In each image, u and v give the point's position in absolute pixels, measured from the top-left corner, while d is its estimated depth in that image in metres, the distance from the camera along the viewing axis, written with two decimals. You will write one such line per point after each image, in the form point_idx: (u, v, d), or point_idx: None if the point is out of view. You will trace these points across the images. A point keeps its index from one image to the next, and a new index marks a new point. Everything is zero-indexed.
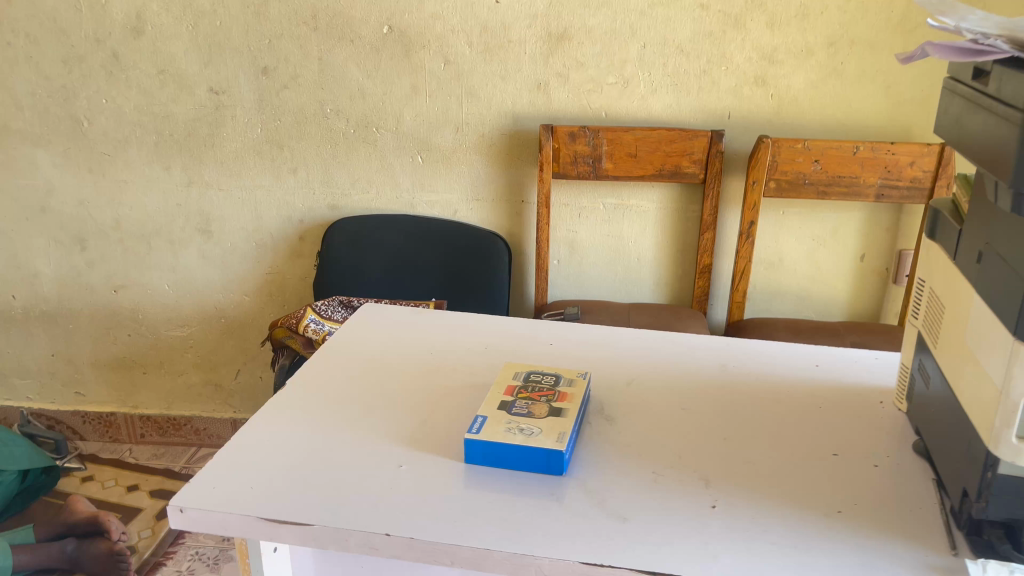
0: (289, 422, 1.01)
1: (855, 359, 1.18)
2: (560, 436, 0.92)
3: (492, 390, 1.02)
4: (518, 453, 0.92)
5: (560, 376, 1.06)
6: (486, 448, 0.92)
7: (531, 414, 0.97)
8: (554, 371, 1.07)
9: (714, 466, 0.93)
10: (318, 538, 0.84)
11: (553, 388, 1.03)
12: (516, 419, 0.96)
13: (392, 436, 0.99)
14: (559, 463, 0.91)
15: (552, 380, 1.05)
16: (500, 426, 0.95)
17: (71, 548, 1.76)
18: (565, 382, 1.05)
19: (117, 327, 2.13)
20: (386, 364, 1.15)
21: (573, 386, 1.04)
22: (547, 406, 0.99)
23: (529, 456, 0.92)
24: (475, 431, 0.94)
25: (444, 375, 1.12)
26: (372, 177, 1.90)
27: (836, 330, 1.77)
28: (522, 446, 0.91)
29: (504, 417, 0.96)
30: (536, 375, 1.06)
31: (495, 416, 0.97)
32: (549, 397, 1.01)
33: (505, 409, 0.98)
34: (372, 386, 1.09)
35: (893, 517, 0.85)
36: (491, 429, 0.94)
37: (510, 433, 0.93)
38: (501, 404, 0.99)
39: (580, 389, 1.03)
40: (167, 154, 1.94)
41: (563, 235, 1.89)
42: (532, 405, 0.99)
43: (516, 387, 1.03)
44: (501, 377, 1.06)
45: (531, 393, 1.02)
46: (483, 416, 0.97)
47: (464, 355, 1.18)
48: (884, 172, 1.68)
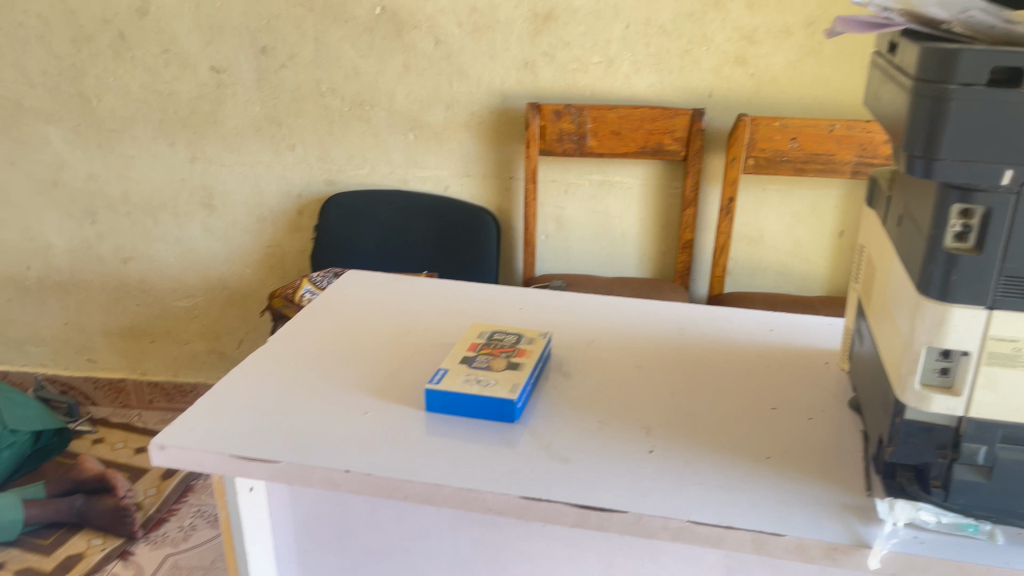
0: (267, 374, 1.09)
1: (809, 324, 1.24)
2: (513, 387, 1.00)
3: (456, 346, 1.10)
4: (474, 402, 0.99)
5: (522, 334, 1.13)
6: (445, 398, 1.00)
7: (489, 368, 1.04)
8: (517, 330, 1.14)
9: (658, 416, 1.00)
10: (286, 475, 0.91)
11: (513, 344, 1.10)
12: (475, 372, 1.03)
13: (361, 387, 1.06)
14: (512, 412, 0.98)
15: (514, 337, 1.12)
16: (459, 377, 1.02)
17: (80, 504, 1.87)
18: (526, 340, 1.12)
19: (125, 296, 2.23)
20: (362, 324, 1.22)
21: (533, 343, 1.11)
22: (505, 361, 1.06)
23: (483, 405, 0.99)
24: (435, 382, 1.01)
25: (416, 335, 1.19)
26: (367, 153, 1.98)
27: (812, 304, 1.82)
28: (477, 396, 0.98)
29: (463, 370, 1.04)
30: (499, 333, 1.13)
31: (456, 369, 1.04)
32: (509, 353, 1.08)
33: (466, 363, 1.05)
34: (348, 344, 1.16)
35: (817, 463, 0.92)
36: (451, 380, 1.01)
37: (467, 383, 1.00)
38: (463, 359, 1.07)
39: (541, 346, 1.10)
40: (172, 131, 2.03)
41: (551, 211, 1.96)
42: (491, 360, 1.06)
43: (479, 344, 1.10)
44: (467, 335, 1.13)
45: (492, 349, 1.09)
46: (444, 368, 1.04)
47: (437, 317, 1.25)
48: (859, 149, 1.73)
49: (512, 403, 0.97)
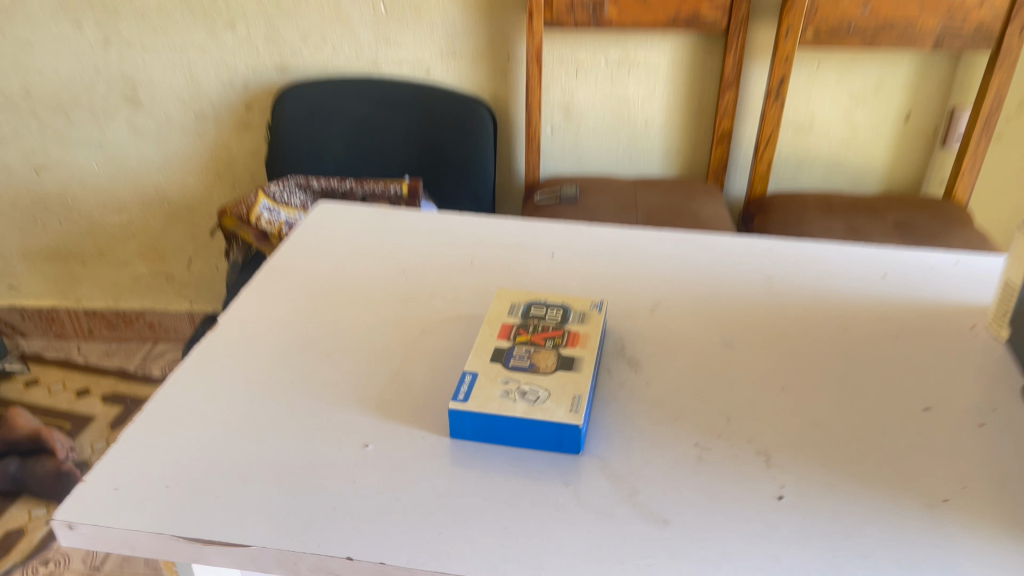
0: (218, 382, 0.78)
1: (930, 267, 0.95)
2: (574, 404, 0.70)
3: (482, 332, 0.80)
4: (520, 431, 0.70)
5: (569, 308, 0.83)
6: (480, 424, 0.70)
7: (535, 370, 0.74)
8: (560, 300, 0.84)
9: (775, 434, 0.72)
10: (259, 562, 0.62)
11: (558, 326, 0.80)
12: (517, 378, 0.73)
13: (355, 400, 0.76)
14: (574, 444, 0.69)
15: (560, 314, 0.82)
16: (498, 389, 0.72)
17: (14, 469, 1.59)
18: (576, 318, 0.81)
19: (44, 213, 1.86)
20: (345, 289, 0.91)
21: (587, 323, 0.81)
22: (555, 356, 0.76)
23: (532, 436, 0.69)
24: (462, 400, 0.71)
25: (420, 309, 0.88)
26: (327, 31, 1.58)
27: (874, 206, 1.52)
28: (525, 423, 0.69)
29: (501, 375, 0.74)
30: (538, 307, 0.83)
31: (489, 373, 0.74)
32: (555, 342, 0.78)
33: (501, 363, 0.75)
34: (327, 325, 0.85)
35: (1017, 508, 0.65)
36: (484, 395, 0.71)
37: (509, 401, 0.71)
38: (495, 354, 0.76)
39: (598, 327, 0.80)
40: (75, 7, 1.60)
41: (557, 97, 1.60)
42: (535, 356, 0.76)
43: (512, 328, 0.80)
44: (494, 312, 0.82)
45: (533, 336, 0.79)
46: (473, 375, 0.74)
47: (443, 274, 0.94)
48: (946, 14, 1.39)
49: (576, 433, 0.68)
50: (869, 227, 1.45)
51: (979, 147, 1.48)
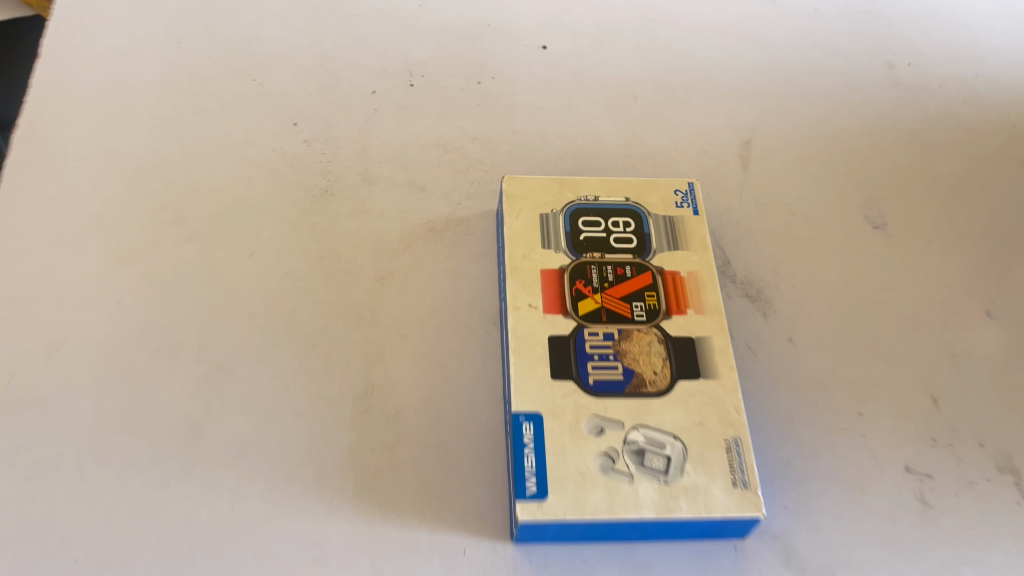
0: (14, 491, 0.39)
1: None
2: (735, 463, 0.39)
3: (513, 298, 0.43)
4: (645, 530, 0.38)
5: (645, 216, 0.47)
6: (574, 530, 0.38)
7: (640, 389, 0.41)
8: (623, 199, 0.47)
9: (1014, 419, 0.45)
10: None
11: (641, 265, 0.45)
12: (617, 418, 0.40)
13: (309, 481, 0.40)
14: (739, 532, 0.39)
15: (633, 234, 0.46)
16: (593, 451, 0.39)
17: None
18: (662, 237, 0.46)
19: None
20: (204, 189, 0.49)
21: (685, 248, 0.46)
22: (662, 345, 0.42)
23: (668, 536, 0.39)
24: (535, 488, 0.37)
25: (356, 217, 0.48)
26: None
27: None
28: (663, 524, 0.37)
29: (587, 415, 0.40)
30: (590, 222, 0.46)
31: (558, 406, 0.40)
32: (649, 306, 0.44)
33: (577, 381, 0.41)
34: (198, 292, 0.45)
35: None
36: (570, 469, 0.38)
37: (624, 480, 0.38)
38: (557, 359, 0.41)
39: (707, 255, 0.46)
40: None
41: None
42: (628, 351, 0.42)
43: (565, 285, 0.44)
44: (518, 243, 0.45)
45: (606, 297, 0.44)
46: (536, 422, 0.39)
47: (374, 121, 0.52)
48: None
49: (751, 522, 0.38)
50: None
51: None
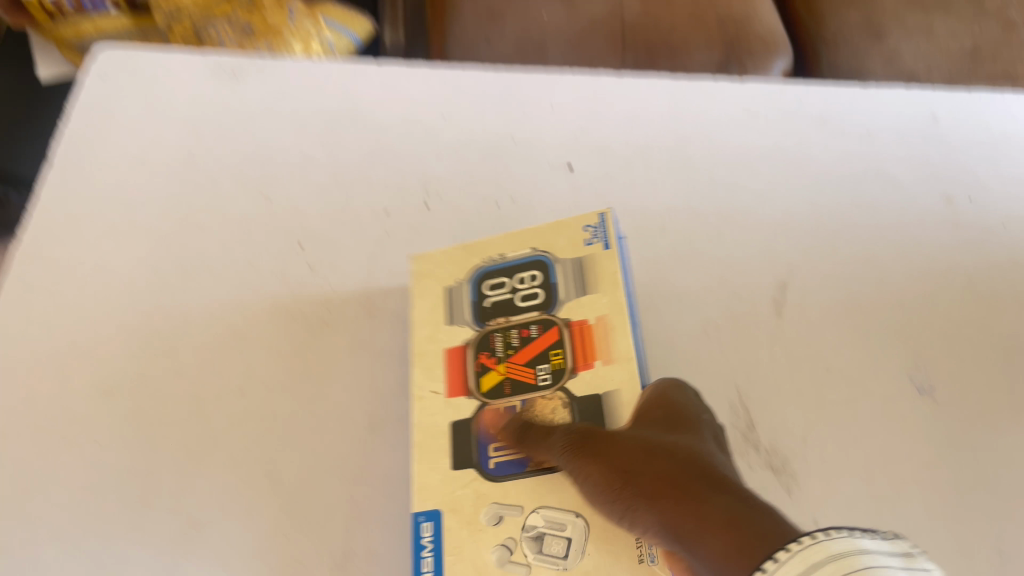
0: None
1: None
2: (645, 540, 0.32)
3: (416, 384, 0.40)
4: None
5: (552, 263, 0.40)
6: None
7: (542, 464, 0.36)
8: (528, 249, 0.41)
9: None
10: None
11: (547, 321, 0.39)
12: (518, 501, 0.35)
13: None
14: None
15: (540, 288, 0.40)
16: (490, 542, 0.34)
17: None
18: (571, 284, 0.39)
19: None
20: (201, 315, 0.47)
21: (594, 290, 0.39)
22: (566, 409, 0.36)
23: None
24: None
25: (353, 354, 0.46)
26: None
27: None
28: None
29: (486, 504, 0.35)
30: (497, 287, 0.41)
31: (461, 497, 0.35)
32: (554, 367, 0.38)
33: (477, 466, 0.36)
34: (179, 433, 0.43)
35: None
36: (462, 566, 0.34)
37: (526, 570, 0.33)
38: (454, 449, 0.37)
39: (618, 293, 0.38)
40: None
41: None
42: None
43: (464, 359, 0.39)
44: (422, 324, 0.41)
45: (511, 368, 0.39)
46: (435, 520, 0.35)
47: (382, 244, 0.50)
48: None
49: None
50: None
51: None
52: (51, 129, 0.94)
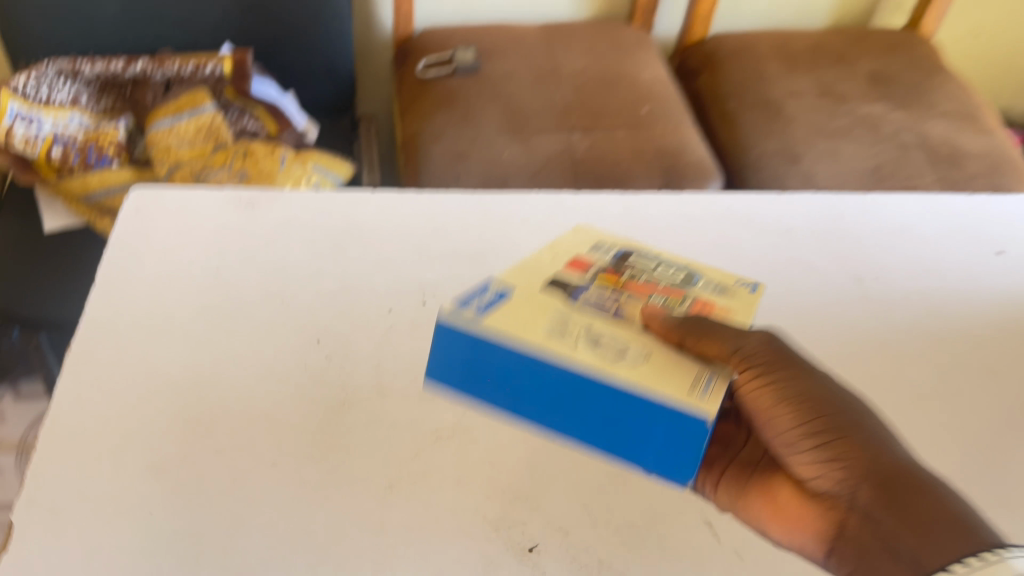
0: None
1: None
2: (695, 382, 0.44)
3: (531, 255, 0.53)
4: (585, 403, 0.44)
5: (701, 276, 0.54)
6: (495, 359, 0.45)
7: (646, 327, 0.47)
8: (683, 261, 0.56)
9: None
10: None
11: (678, 288, 0.52)
12: (590, 319, 0.47)
13: None
14: (685, 470, 0.44)
15: (681, 278, 0.54)
16: (545, 315, 0.46)
17: None
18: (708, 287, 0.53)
19: None
20: (233, 401, 0.54)
21: (728, 300, 0.52)
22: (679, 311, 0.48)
23: (609, 421, 0.44)
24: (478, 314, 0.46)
25: (368, 427, 0.53)
26: None
27: (841, 53, 1.27)
28: (593, 384, 0.43)
29: (553, 307, 0.47)
30: (645, 259, 0.55)
31: (529, 286, 0.49)
32: (667, 302, 0.50)
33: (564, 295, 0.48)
34: (220, 500, 0.49)
35: None
36: (512, 316, 0.46)
37: (558, 332, 0.45)
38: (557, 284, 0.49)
39: (750, 311, 0.52)
40: None
41: None
42: (631, 308, 0.49)
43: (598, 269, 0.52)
44: (570, 246, 0.55)
45: (630, 284, 0.51)
46: (504, 294, 0.48)
47: (387, 336, 0.58)
48: None
49: (701, 438, 0.42)
50: (841, 85, 1.20)
51: None
52: (54, 270, 1.01)
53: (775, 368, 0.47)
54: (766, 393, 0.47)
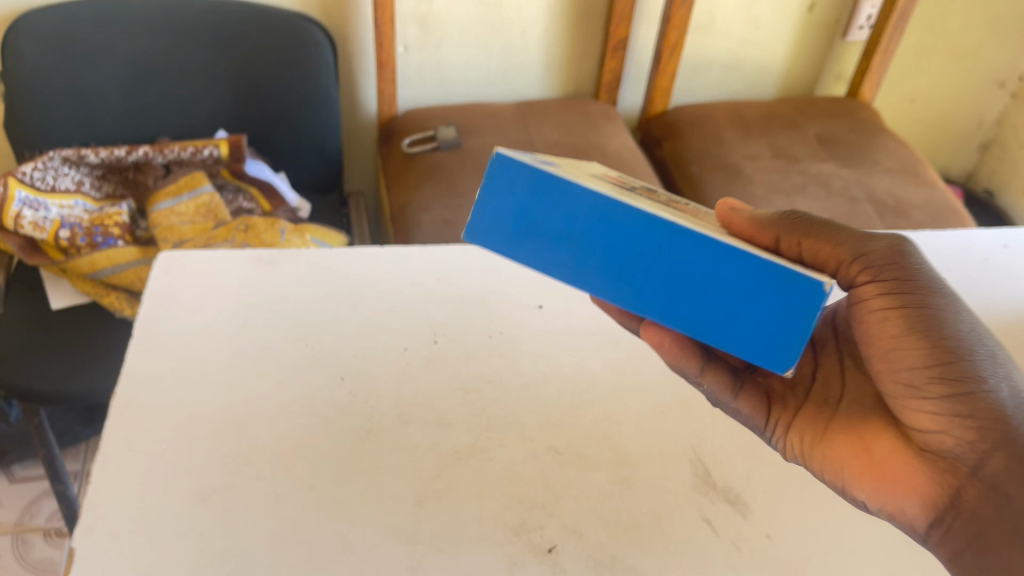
0: None
1: (983, 260, 0.80)
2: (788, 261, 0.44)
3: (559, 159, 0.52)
4: (672, 263, 0.41)
5: None
6: (568, 208, 0.40)
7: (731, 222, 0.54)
8: None
9: None
10: None
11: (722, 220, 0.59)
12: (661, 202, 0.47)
13: None
14: (783, 355, 0.42)
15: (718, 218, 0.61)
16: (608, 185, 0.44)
17: None
18: None
19: None
20: (268, 435, 0.58)
21: None
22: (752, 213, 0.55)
23: (697, 284, 0.41)
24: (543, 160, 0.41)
25: (394, 452, 0.58)
26: None
27: (791, 119, 1.38)
28: (689, 239, 0.40)
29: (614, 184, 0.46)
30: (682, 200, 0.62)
31: (577, 170, 0.46)
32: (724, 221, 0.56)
33: (617, 184, 0.47)
34: (265, 521, 0.53)
35: None
36: (574, 172, 0.42)
37: (634, 197, 0.42)
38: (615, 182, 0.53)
39: None
40: None
41: (412, 7, 1.30)
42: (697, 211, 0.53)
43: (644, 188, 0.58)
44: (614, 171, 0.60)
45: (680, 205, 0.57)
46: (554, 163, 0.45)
47: (406, 372, 0.64)
48: None
49: (814, 305, 0.40)
50: (793, 147, 1.31)
51: (892, 41, 1.40)
52: (62, 346, 1.05)
53: (903, 284, 0.52)
54: (894, 318, 0.51)
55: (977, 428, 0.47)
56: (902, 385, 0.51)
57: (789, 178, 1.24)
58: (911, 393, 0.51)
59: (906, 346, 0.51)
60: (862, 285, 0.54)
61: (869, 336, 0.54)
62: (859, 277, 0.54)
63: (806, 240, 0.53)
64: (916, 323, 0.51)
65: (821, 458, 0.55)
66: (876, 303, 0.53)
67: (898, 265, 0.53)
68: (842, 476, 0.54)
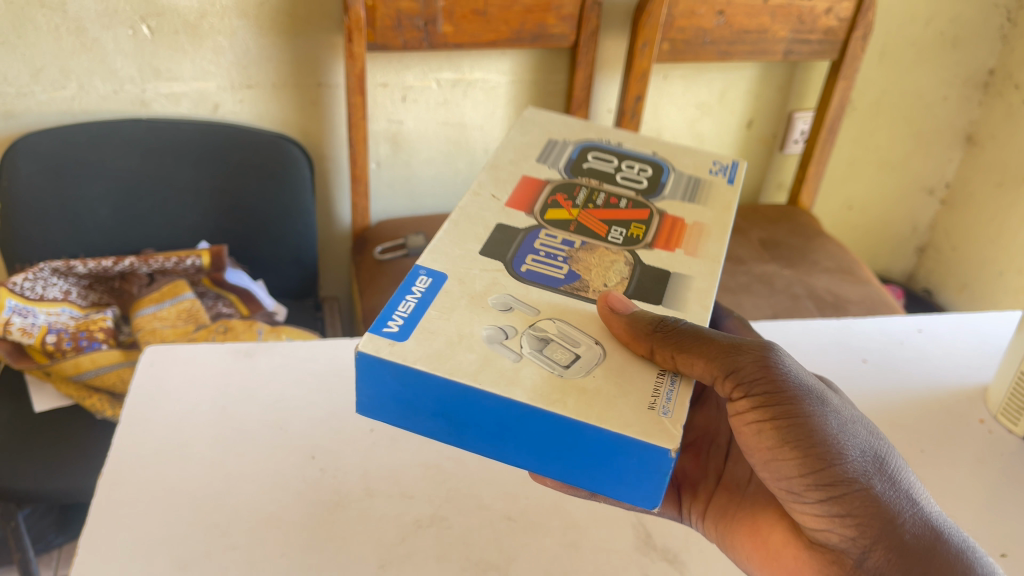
0: None
1: (901, 345, 0.89)
2: (662, 396, 0.48)
3: (462, 204, 0.62)
4: (533, 429, 0.47)
5: (660, 172, 0.67)
6: (432, 392, 0.48)
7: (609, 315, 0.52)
8: (642, 161, 0.68)
9: None
10: None
11: (634, 202, 0.64)
12: (534, 306, 0.53)
13: None
14: (649, 496, 0.48)
15: (639, 179, 0.66)
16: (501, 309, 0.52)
17: None
18: (666, 187, 0.66)
19: None
20: (246, 507, 0.63)
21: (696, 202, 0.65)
22: (628, 266, 0.58)
23: (560, 447, 0.48)
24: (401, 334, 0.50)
25: (361, 520, 0.63)
26: (69, 65, 1.22)
27: (735, 224, 1.49)
28: (543, 416, 0.46)
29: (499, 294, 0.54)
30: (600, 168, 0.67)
31: (465, 284, 0.54)
32: (624, 230, 0.61)
33: (505, 262, 0.56)
34: None
35: None
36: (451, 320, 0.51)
37: (501, 348, 0.49)
38: (505, 242, 0.58)
39: (716, 213, 0.64)
40: None
41: (384, 127, 1.41)
42: (584, 261, 0.58)
43: (549, 196, 0.63)
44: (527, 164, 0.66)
45: (585, 212, 0.62)
46: (435, 278, 0.54)
47: (373, 450, 0.69)
48: (796, 23, 1.39)
49: (665, 465, 0.46)
50: (739, 250, 1.41)
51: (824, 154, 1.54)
52: (44, 446, 1.09)
53: (773, 395, 0.53)
54: (770, 432, 0.53)
55: (857, 530, 0.51)
56: (786, 489, 0.54)
57: (735, 278, 1.33)
58: (795, 496, 0.54)
59: (782, 458, 0.53)
60: (735, 397, 0.54)
61: (749, 443, 0.55)
62: (732, 391, 0.54)
63: (679, 354, 0.50)
64: (790, 435, 0.52)
65: (729, 546, 0.61)
66: (748, 416, 0.54)
67: (769, 375, 0.53)
68: (747, 565, 0.60)
